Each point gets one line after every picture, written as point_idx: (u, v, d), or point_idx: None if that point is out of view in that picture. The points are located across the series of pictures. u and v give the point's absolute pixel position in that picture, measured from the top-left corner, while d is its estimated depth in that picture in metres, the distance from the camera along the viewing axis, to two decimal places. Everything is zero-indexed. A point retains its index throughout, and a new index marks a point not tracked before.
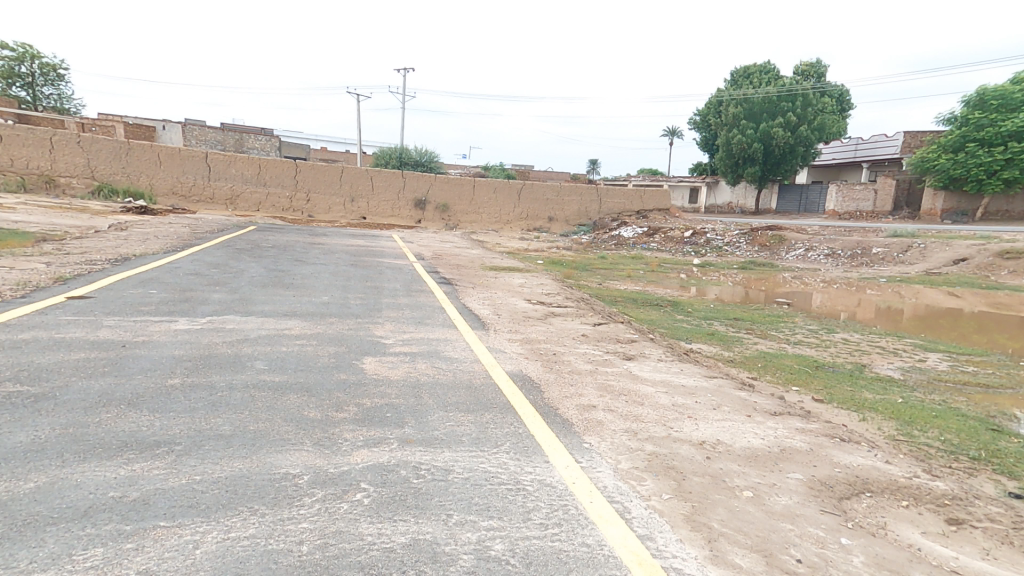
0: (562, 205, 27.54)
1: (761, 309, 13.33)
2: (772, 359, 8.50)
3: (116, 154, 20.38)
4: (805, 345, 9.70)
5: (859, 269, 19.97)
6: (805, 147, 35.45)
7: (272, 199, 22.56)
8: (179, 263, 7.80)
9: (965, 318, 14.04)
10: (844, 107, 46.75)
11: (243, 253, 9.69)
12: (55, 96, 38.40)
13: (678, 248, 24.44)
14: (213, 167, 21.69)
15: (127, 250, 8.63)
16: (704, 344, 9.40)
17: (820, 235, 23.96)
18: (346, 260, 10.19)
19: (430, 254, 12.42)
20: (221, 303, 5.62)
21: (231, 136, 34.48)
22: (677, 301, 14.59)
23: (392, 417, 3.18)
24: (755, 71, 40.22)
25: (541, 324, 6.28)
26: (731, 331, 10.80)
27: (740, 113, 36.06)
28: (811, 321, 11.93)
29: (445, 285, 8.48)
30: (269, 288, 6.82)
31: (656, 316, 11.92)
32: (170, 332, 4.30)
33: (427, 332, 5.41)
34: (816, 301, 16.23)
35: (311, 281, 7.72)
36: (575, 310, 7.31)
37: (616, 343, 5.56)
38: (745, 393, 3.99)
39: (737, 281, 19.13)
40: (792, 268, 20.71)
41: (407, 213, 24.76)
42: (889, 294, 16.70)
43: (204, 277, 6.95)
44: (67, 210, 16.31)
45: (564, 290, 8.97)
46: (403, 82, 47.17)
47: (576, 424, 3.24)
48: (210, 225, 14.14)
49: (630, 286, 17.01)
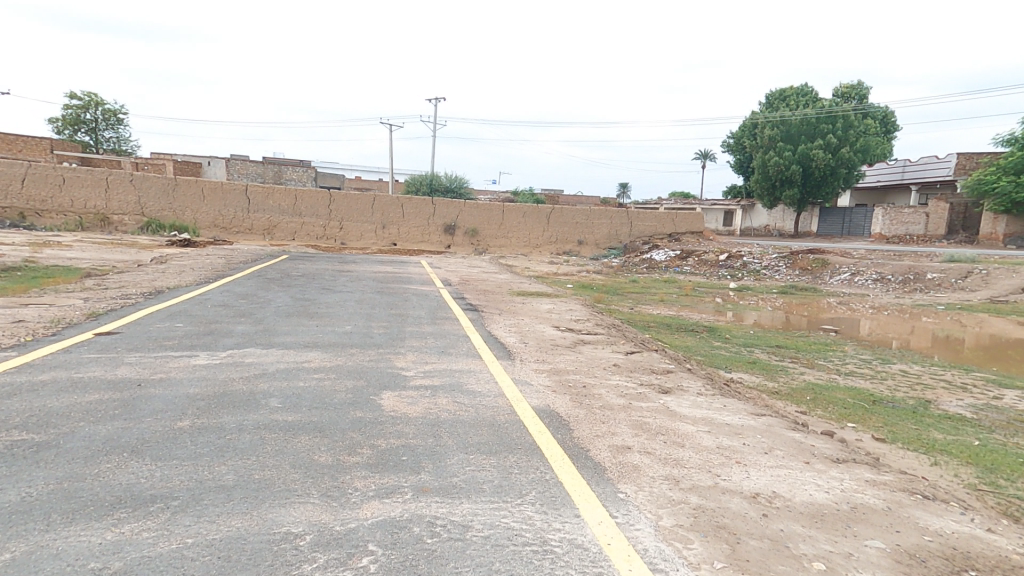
0: (592, 229, 27.29)
1: (806, 336, 12.65)
2: (822, 391, 7.90)
3: (163, 191, 21.35)
4: (858, 376, 9.04)
5: (911, 294, 18.88)
6: (846, 169, 34.42)
7: (307, 228, 23.11)
8: (209, 294, 7.89)
9: None
10: (888, 127, 45.30)
11: (273, 282, 9.80)
12: (114, 139, 40.96)
13: (713, 271, 23.73)
14: (252, 200, 22.45)
15: (162, 283, 8.83)
16: (747, 373, 8.87)
17: (866, 258, 22.89)
18: (372, 287, 10.17)
19: (457, 280, 12.33)
20: (244, 336, 5.57)
21: (271, 169, 35.87)
22: (714, 326, 14.01)
23: (408, 461, 2.94)
24: (791, 93, 39.51)
25: (569, 352, 5.98)
26: (775, 360, 10.21)
27: (777, 135, 35.32)
28: (862, 350, 11.19)
29: (471, 311, 8.29)
30: (293, 318, 6.79)
31: (692, 343, 11.41)
32: (188, 369, 4.22)
33: (450, 362, 5.18)
34: (865, 327, 15.34)
35: (335, 309, 7.67)
36: (606, 337, 6.97)
37: (650, 373, 5.20)
38: (800, 433, 3.57)
39: (777, 306, 18.34)
40: (837, 293, 19.75)
41: (437, 239, 24.96)
42: (946, 322, 15.65)
43: (231, 308, 6.99)
44: (116, 245, 17.08)
45: (594, 315, 8.65)
46: (435, 112, 48.32)
47: (609, 468, 2.92)
48: (245, 256, 14.50)
49: (664, 311, 16.50)
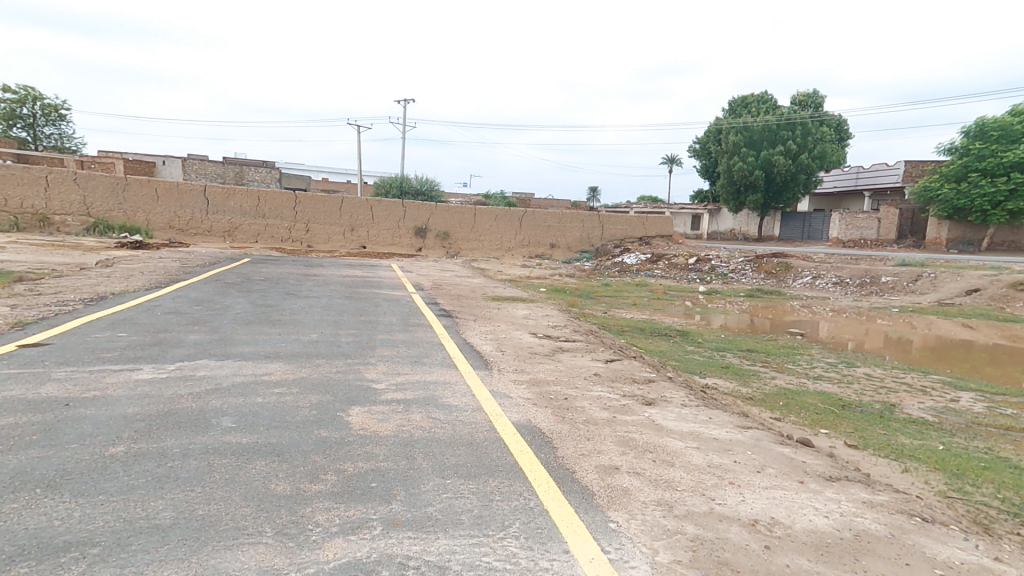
0: (563, 232, 27.28)
1: (773, 340, 12.81)
2: (793, 397, 7.92)
3: (112, 190, 20.21)
4: (826, 380, 9.12)
5: (869, 298, 19.50)
6: (806, 174, 35.51)
7: (271, 230, 22.28)
8: (160, 301, 7.38)
9: (982, 351, 13.60)
10: (844, 135, 47.06)
11: (231, 287, 9.27)
12: (54, 136, 38.74)
13: (682, 275, 24.03)
14: (211, 201, 21.47)
15: (108, 289, 8.22)
16: (720, 379, 8.83)
17: (826, 263, 23.59)
18: (340, 292, 9.74)
19: (429, 284, 11.98)
20: (197, 347, 5.14)
21: (232, 169, 34.61)
22: (685, 331, 14.08)
23: (377, 489, 2.66)
24: (754, 100, 40.53)
25: (548, 361, 5.76)
26: (746, 364, 10.25)
27: (741, 141, 36.18)
28: (826, 353, 11.38)
29: (444, 317, 7.99)
30: (253, 326, 6.36)
31: (665, 348, 11.37)
32: (130, 386, 3.82)
33: (423, 374, 4.89)
34: (825, 330, 15.74)
35: (300, 316, 7.26)
36: (584, 344, 6.79)
37: (632, 383, 5.02)
38: (791, 447, 3.44)
39: (743, 309, 18.66)
40: (800, 297, 20.23)
41: (408, 242, 24.47)
42: (901, 325, 16.18)
43: (185, 316, 6.51)
44: (60, 247, 16.04)
45: (570, 321, 8.46)
46: (404, 112, 47.67)
47: (598, 493, 2.70)
48: (203, 259, 13.81)
49: (635, 315, 16.54)
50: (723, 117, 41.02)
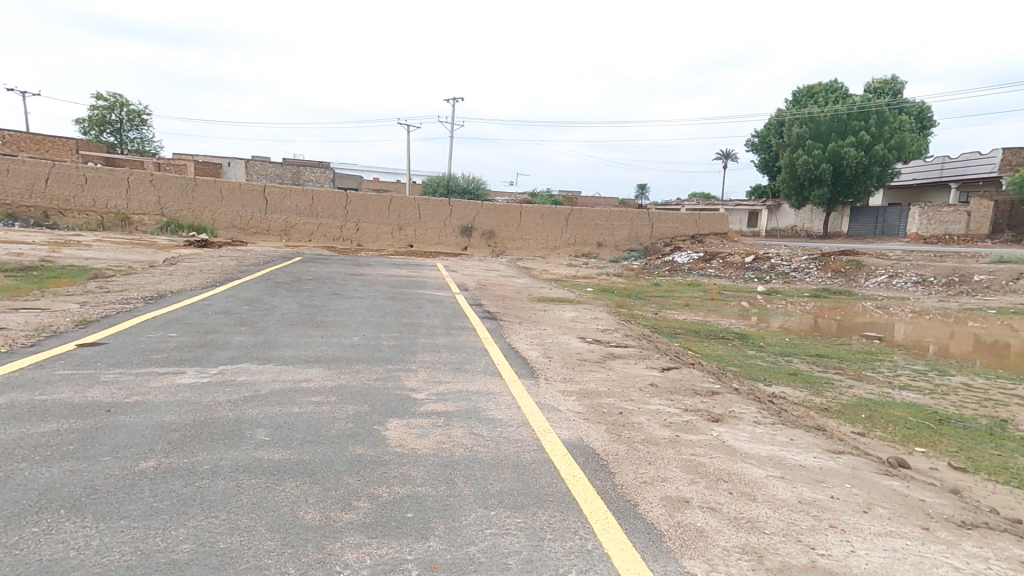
0: (612, 230, 26.55)
1: (848, 344, 11.80)
2: (877, 408, 7.11)
3: (183, 192, 21.23)
4: (914, 391, 8.18)
5: (956, 298, 17.76)
6: (880, 167, 33.09)
7: (323, 230, 22.86)
8: (212, 300, 7.49)
9: None
10: (923, 124, 43.53)
11: (281, 287, 9.37)
12: (138, 139, 41.52)
13: (739, 274, 22.84)
14: (269, 201, 22.23)
15: (166, 286, 8.47)
16: (790, 387, 8.10)
17: (903, 260, 21.77)
18: (385, 292, 9.66)
19: (474, 285, 11.75)
20: (241, 349, 5.07)
21: (289, 170, 35.96)
22: (746, 333, 13.24)
23: (414, 521, 2.38)
24: (820, 90, 38.16)
25: (599, 369, 5.34)
26: (818, 371, 9.40)
27: (806, 133, 34.10)
28: (913, 359, 10.32)
29: (488, 320, 7.72)
30: (298, 328, 6.29)
31: (724, 352, 10.66)
32: (170, 390, 3.73)
33: (465, 384, 4.60)
34: (900, 331, 14.47)
35: (344, 318, 7.17)
36: (636, 350, 6.32)
37: (693, 395, 4.53)
38: (899, 482, 2.89)
39: (808, 309, 17.46)
40: (874, 297, 18.69)
41: (454, 241, 24.49)
42: (994, 327, 14.60)
43: (233, 316, 6.54)
44: (133, 246, 17.02)
45: (620, 324, 7.99)
46: (453, 112, 48.08)
47: (667, 534, 2.29)
48: (259, 258, 14.22)
49: (690, 316, 15.77)
50: (786, 108, 38.85)
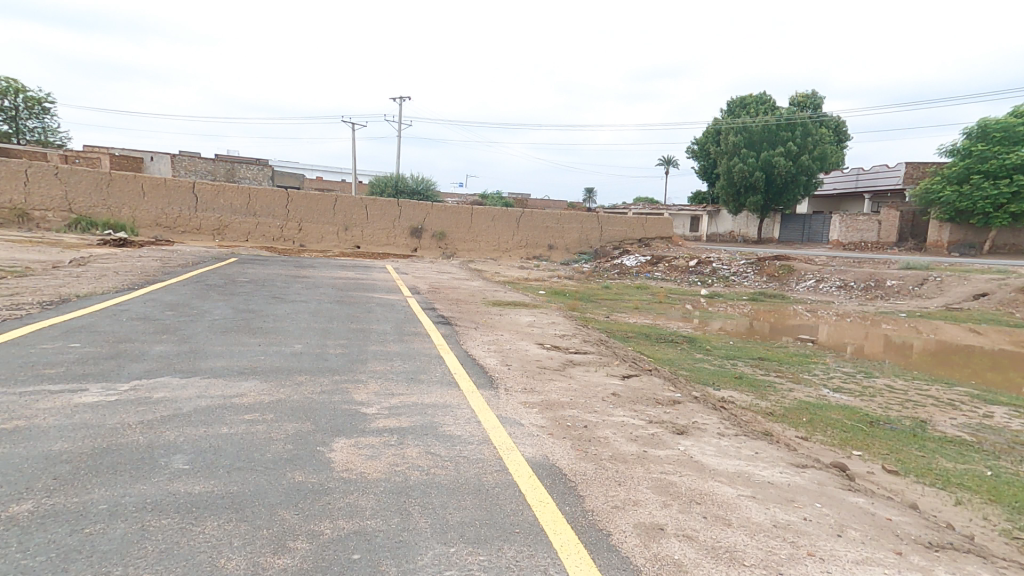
0: (561, 233, 26.72)
1: (784, 347, 12.27)
2: (816, 411, 7.32)
3: (95, 185, 19.45)
4: (846, 393, 8.52)
5: (875, 302, 19.05)
6: (806, 176, 35.19)
7: (262, 229, 21.61)
8: (129, 305, 6.74)
9: (979, 355, 13.29)
10: (842, 137, 46.76)
11: (212, 290, 8.62)
12: (38, 129, 37.77)
13: (683, 278, 23.54)
14: (201, 198, 20.74)
15: (75, 290, 7.58)
16: (736, 391, 8.24)
17: (829, 266, 23.16)
18: (330, 296, 9.11)
19: (426, 288, 11.33)
20: (160, 361, 4.50)
21: (223, 166, 33.90)
22: (692, 337, 13.54)
23: (360, 566, 2.06)
24: (752, 101, 40.11)
25: (561, 378, 5.16)
26: (761, 375, 9.67)
27: (740, 142, 35.78)
28: (843, 362, 10.84)
29: (442, 325, 7.39)
30: (230, 335, 5.72)
31: (672, 356, 10.80)
32: (66, 412, 3.20)
33: (420, 397, 4.27)
34: (823, 333, 15.37)
35: (284, 324, 6.62)
36: (596, 357, 6.20)
37: (656, 405, 4.42)
38: (866, 497, 2.85)
39: (745, 313, 18.20)
40: (804, 301, 19.74)
41: (403, 243, 23.82)
42: (905, 329, 15.73)
43: (154, 323, 5.87)
44: (39, 243, 15.35)
45: (576, 329, 7.87)
46: (399, 109, 47.02)
47: (644, 569, 2.10)
48: (187, 258, 13.16)
49: (638, 320, 16.01)
50: (722, 118, 40.66)
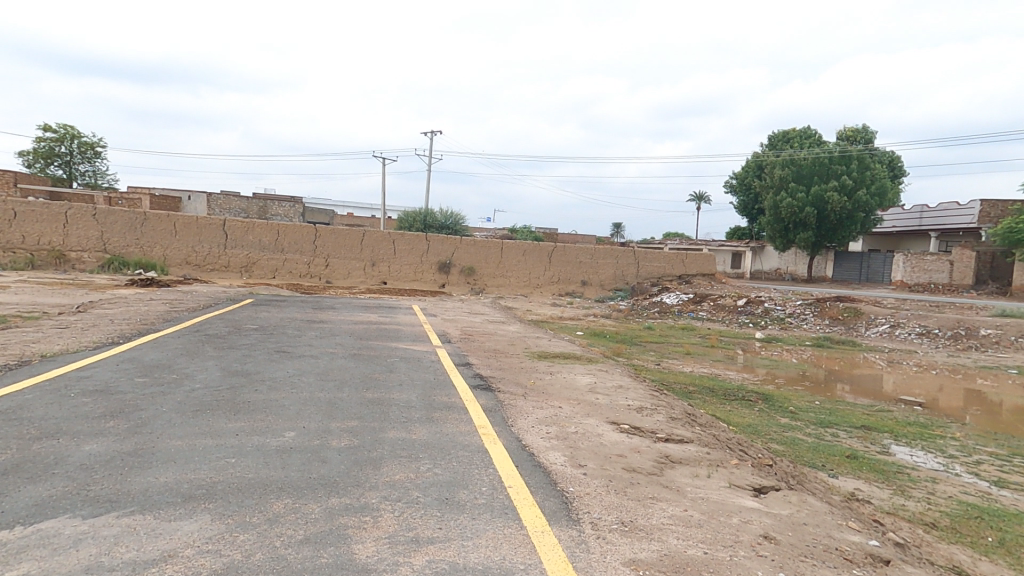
0: (596, 269, 25.11)
1: (892, 413, 10.15)
2: (1000, 525, 5.25)
3: (130, 226, 18.88)
4: (1016, 491, 6.47)
5: (967, 353, 16.66)
6: (862, 213, 33.05)
7: (289, 266, 20.71)
8: (94, 372, 5.43)
9: None
10: (895, 171, 44.30)
11: (208, 343, 7.30)
12: (91, 174, 38.58)
13: (732, 318, 21.52)
14: (229, 236, 19.96)
15: (46, 348, 6.36)
16: (865, 483, 6.21)
17: (902, 309, 20.80)
18: (345, 348, 7.63)
19: (458, 335, 9.75)
20: (77, 482, 3.04)
21: (256, 204, 33.95)
22: (766, 392, 11.46)
23: None
24: (795, 135, 38.58)
25: (665, 494, 3.42)
26: (878, 453, 7.60)
27: (788, 176, 33.83)
28: (978, 438, 8.72)
29: (481, 392, 5.76)
30: (200, 421, 4.25)
31: (753, 421, 8.82)
32: None
33: (460, 551, 2.61)
34: (888, 383, 13.38)
35: (279, 394, 5.13)
36: (697, 447, 4.43)
37: (854, 573, 2.64)
38: None
39: (805, 358, 16.10)
40: (879, 348, 17.40)
41: (430, 278, 22.56)
42: (1007, 385, 13.38)
43: (111, 403, 4.51)
44: (63, 285, 14.72)
45: (653, 398, 6.10)
46: (429, 145, 46.71)
47: None
48: (199, 301, 12.05)
49: (695, 368, 14.08)
50: (764, 152, 39.10)
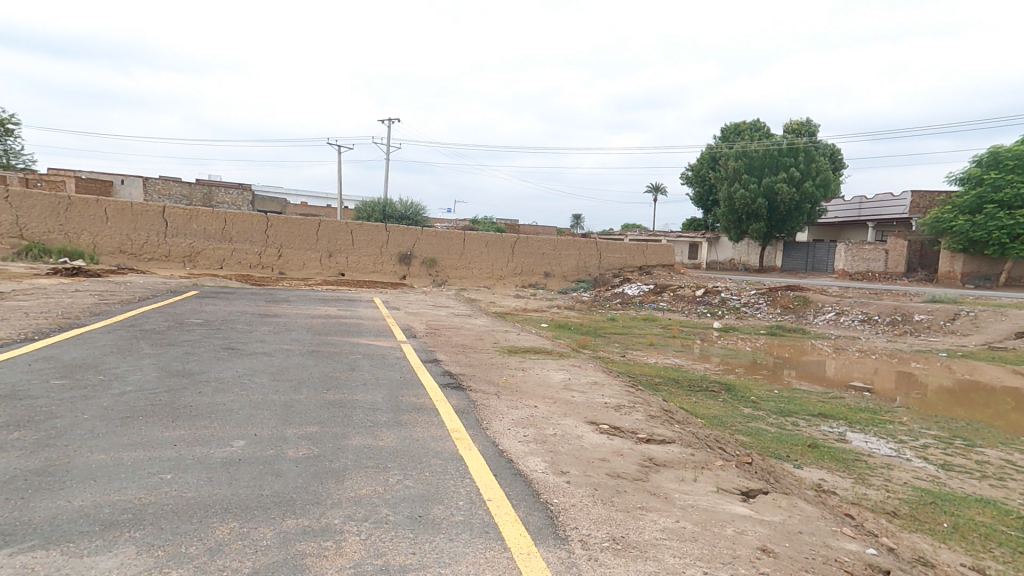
0: (559, 260, 25.04)
1: (843, 400, 10.46)
2: (954, 510, 5.39)
3: (56, 211, 17.28)
4: (963, 474, 6.70)
5: (904, 338, 17.54)
6: (810, 204, 34.35)
7: (238, 256, 19.57)
8: (3, 375, 4.76)
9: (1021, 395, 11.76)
10: (839, 165, 46.39)
11: (144, 340, 6.63)
12: (2, 153, 35.29)
13: (690, 308, 21.93)
14: (170, 224, 18.63)
15: None
16: (828, 472, 6.28)
17: (847, 297, 21.72)
18: (302, 344, 7.11)
19: (423, 329, 9.35)
20: None
21: (200, 190, 32.06)
22: (727, 382, 11.62)
23: None
24: (746, 128, 39.77)
25: (654, 503, 3.21)
26: (836, 441, 7.77)
27: (741, 168, 34.78)
28: (923, 422, 9.07)
29: (452, 391, 5.43)
30: (131, 430, 3.74)
31: (717, 412, 8.88)
32: None
33: None
34: (830, 368, 13.95)
35: (227, 397, 4.63)
36: (680, 448, 4.28)
37: None
38: None
39: (757, 347, 16.56)
40: (826, 336, 18.08)
41: (390, 269, 21.86)
42: (938, 368, 14.12)
43: (21, 410, 3.92)
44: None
45: (629, 394, 5.94)
46: (388, 133, 45.45)
47: None
48: (136, 293, 11.11)
49: (657, 359, 14.18)
50: (719, 145, 40.12)
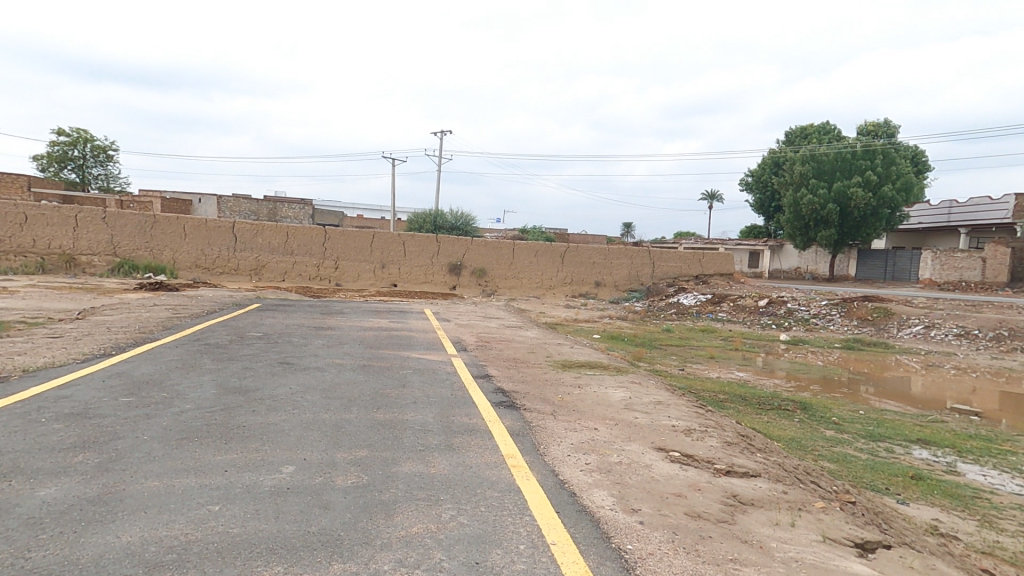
0: (611, 269, 24.38)
1: (949, 425, 9.32)
2: None
3: (141, 229, 18.51)
4: None
5: (1011, 355, 15.69)
6: (888, 208, 31.91)
7: (298, 268, 20.22)
8: (74, 391, 4.86)
9: None
10: (919, 165, 43.01)
11: (206, 354, 6.73)
12: (102, 176, 38.70)
13: (754, 319, 20.70)
14: (239, 239, 19.51)
15: (32, 361, 5.84)
16: (944, 512, 5.46)
17: (938, 309, 19.78)
18: (355, 358, 7.01)
19: (474, 342, 9.12)
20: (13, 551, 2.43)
21: (266, 207, 33.72)
22: (803, 400, 10.68)
23: None
24: (813, 130, 37.66)
25: (749, 556, 2.74)
26: (945, 473, 6.85)
27: (809, 172, 32.80)
28: None
29: (506, 411, 5.09)
30: (184, 453, 3.63)
31: (796, 434, 8.10)
32: None
33: None
34: (916, 385, 12.65)
35: (279, 416, 4.51)
36: (769, 485, 3.75)
37: None
38: None
39: (831, 360, 15.29)
40: (914, 350, 16.48)
41: (441, 280, 21.97)
42: None
43: (84, 430, 3.92)
44: (74, 289, 14.37)
45: (699, 417, 5.41)
46: (440, 146, 46.24)
47: None
48: (204, 306, 11.56)
49: (720, 373, 13.32)
50: (782, 148, 38.15)
